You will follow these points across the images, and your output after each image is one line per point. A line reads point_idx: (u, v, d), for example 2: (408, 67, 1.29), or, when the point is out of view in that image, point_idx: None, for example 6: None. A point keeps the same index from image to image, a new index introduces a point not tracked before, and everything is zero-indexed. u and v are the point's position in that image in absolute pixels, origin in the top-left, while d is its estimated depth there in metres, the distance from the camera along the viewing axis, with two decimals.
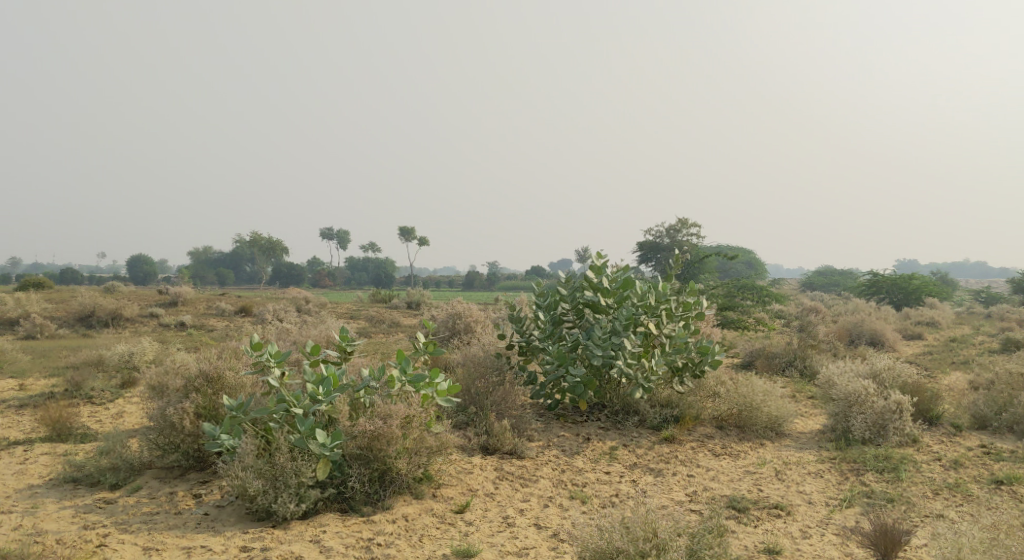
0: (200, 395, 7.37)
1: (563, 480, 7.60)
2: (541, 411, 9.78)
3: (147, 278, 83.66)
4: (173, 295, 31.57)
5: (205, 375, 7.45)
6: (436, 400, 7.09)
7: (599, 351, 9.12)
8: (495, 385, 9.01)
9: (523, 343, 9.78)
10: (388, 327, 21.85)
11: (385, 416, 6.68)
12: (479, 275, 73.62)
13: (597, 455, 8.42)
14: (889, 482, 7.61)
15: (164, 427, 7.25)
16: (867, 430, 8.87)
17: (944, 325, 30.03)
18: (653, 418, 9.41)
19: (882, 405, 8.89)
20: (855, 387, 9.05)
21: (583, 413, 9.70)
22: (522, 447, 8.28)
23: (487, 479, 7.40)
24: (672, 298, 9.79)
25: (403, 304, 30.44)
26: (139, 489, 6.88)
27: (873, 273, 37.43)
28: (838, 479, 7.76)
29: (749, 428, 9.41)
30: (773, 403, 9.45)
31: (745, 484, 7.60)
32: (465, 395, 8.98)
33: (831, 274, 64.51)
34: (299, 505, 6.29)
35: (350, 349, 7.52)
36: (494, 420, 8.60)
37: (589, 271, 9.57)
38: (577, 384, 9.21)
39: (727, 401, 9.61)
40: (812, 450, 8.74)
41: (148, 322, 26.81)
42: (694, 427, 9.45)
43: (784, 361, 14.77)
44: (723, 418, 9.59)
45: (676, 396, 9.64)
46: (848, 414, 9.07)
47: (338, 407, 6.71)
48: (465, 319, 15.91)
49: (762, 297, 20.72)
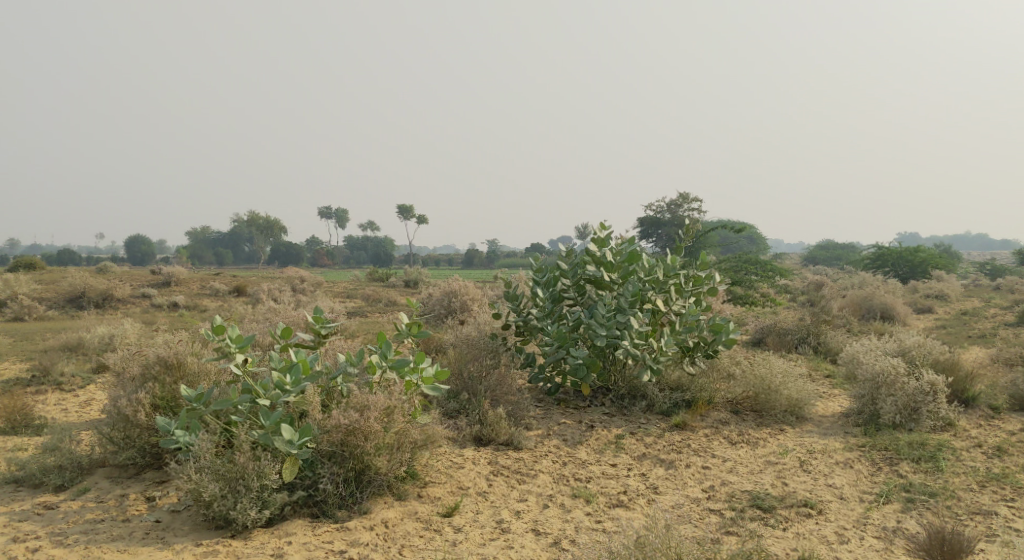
0: (159, 385, 6.60)
1: (565, 475, 6.83)
2: (541, 396, 9.00)
3: (144, 259, 82.94)
4: (165, 275, 30.71)
5: (164, 362, 6.67)
6: (421, 388, 6.39)
7: (603, 331, 8.34)
8: (489, 369, 8.22)
9: (521, 322, 8.98)
10: (384, 306, 21.05)
11: (362, 408, 5.90)
12: (478, 252, 72.75)
13: (601, 445, 7.64)
14: (928, 472, 6.83)
15: (117, 420, 6.46)
16: (898, 413, 8.08)
17: (953, 298, 29.23)
18: (663, 403, 8.60)
19: (914, 386, 8.10)
20: (884, 366, 8.29)
21: (586, 398, 8.91)
22: (519, 437, 7.52)
23: (479, 475, 6.64)
24: (681, 273, 8.99)
25: (399, 283, 29.64)
26: (86, 492, 6.11)
27: (879, 247, 36.54)
28: (870, 470, 6.98)
29: (767, 412, 8.63)
30: (793, 385, 8.67)
31: (768, 478, 6.82)
32: (457, 380, 8.19)
33: (833, 248, 63.68)
34: (262, 512, 5.53)
35: (325, 331, 6.72)
36: (488, 407, 7.82)
37: (591, 244, 8.79)
38: (579, 366, 8.40)
39: (743, 383, 8.83)
40: (837, 436, 7.97)
41: (139, 303, 26.04)
42: (707, 411, 8.62)
43: (797, 338, 13.98)
44: (738, 402, 8.80)
45: (687, 378, 8.85)
46: (876, 397, 8.29)
47: (309, 397, 5.92)
48: (461, 297, 15.11)
49: (768, 272, 19.89)
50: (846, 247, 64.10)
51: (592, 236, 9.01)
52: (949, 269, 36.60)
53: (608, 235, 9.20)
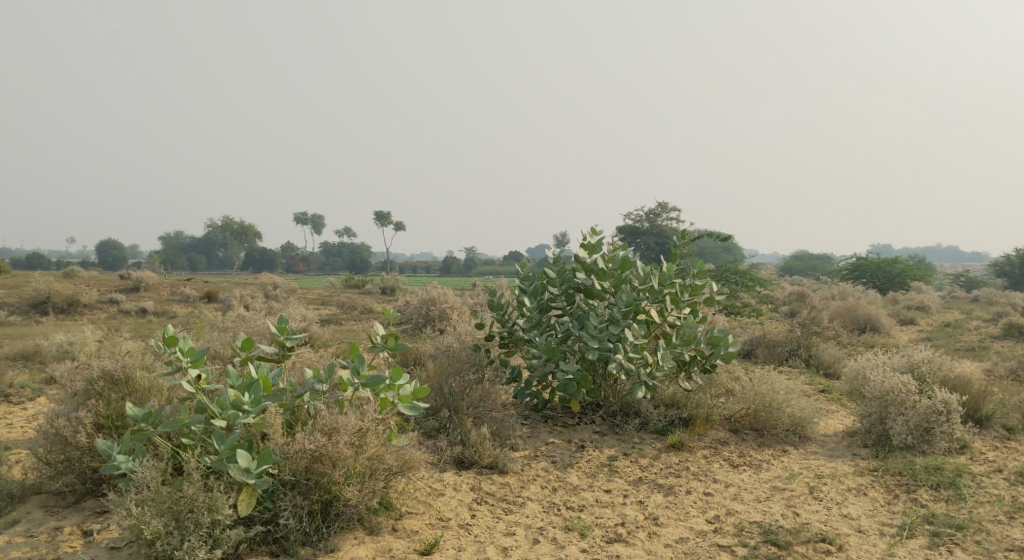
0: (103, 402, 5.89)
1: (555, 503, 6.23)
2: (526, 413, 8.37)
3: (117, 263, 81.23)
4: (134, 281, 29.72)
5: (109, 377, 5.97)
6: (397, 407, 5.79)
7: (595, 343, 7.78)
8: (471, 385, 7.64)
9: (506, 333, 8.37)
10: (359, 314, 20.31)
11: (330, 431, 5.29)
12: (455, 260, 72.09)
13: (594, 468, 7.03)
14: (950, 501, 6.28)
15: (55, 442, 5.73)
16: (909, 435, 7.55)
17: (934, 310, 28.99)
18: (658, 421, 8.00)
19: (926, 405, 7.57)
20: (894, 384, 7.76)
21: (576, 415, 8.30)
22: (504, 459, 6.88)
23: (460, 504, 6.03)
24: (677, 281, 8.45)
25: (375, 289, 28.91)
26: (14, 524, 5.38)
27: (857, 258, 36.37)
28: (886, 497, 6.42)
29: (768, 431, 8.04)
30: (795, 402, 8.11)
31: (777, 506, 6.25)
32: (436, 397, 7.56)
33: (810, 259, 63.83)
34: (213, 552, 4.83)
35: (290, 344, 6.05)
36: (471, 427, 7.18)
37: (582, 251, 8.23)
38: (569, 382, 7.81)
39: (742, 399, 8.26)
40: (844, 459, 7.44)
41: (107, 309, 25.09)
42: (705, 430, 8.03)
43: (786, 351, 13.51)
44: (737, 420, 8.16)
45: (683, 394, 8.24)
46: (885, 416, 7.77)
47: (270, 420, 5.28)
48: (440, 306, 14.46)
49: (751, 283, 19.46)
50: (822, 258, 64.19)
51: (583, 241, 8.47)
52: (927, 280, 36.49)
53: (600, 241, 8.65)
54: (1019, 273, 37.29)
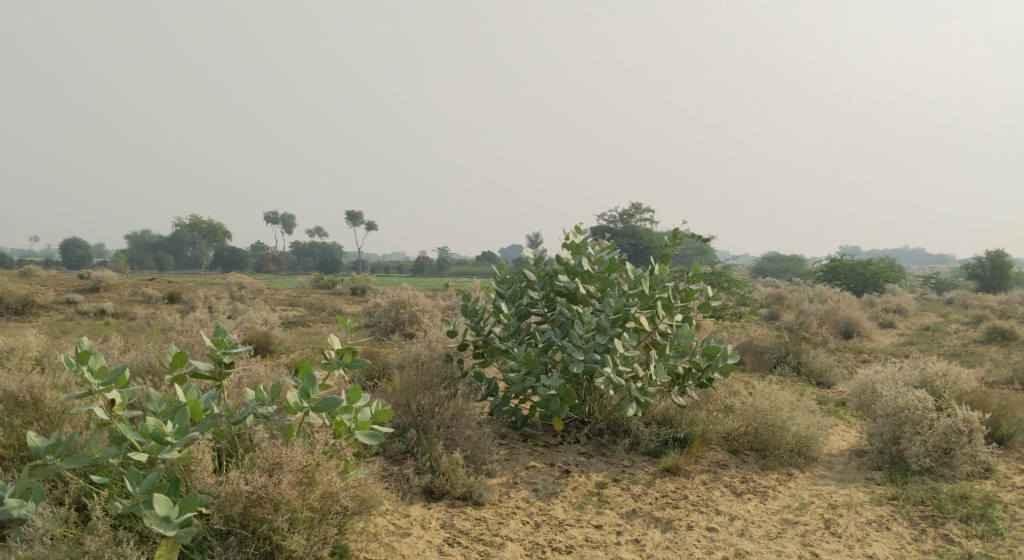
0: (5, 430, 4.99)
1: (539, 544, 5.48)
2: (503, 431, 7.52)
3: (81, 262, 79.02)
4: (93, 281, 28.37)
5: (14, 399, 5.10)
6: (355, 434, 4.97)
7: (580, 355, 6.96)
8: (443, 401, 6.78)
9: (480, 343, 7.54)
10: (326, 315, 19.34)
11: (272, 467, 4.50)
12: (427, 259, 71.01)
13: (580, 498, 6.23)
14: (985, 538, 5.59)
15: None
16: (927, 457, 6.82)
17: (911, 313, 28.54)
18: (650, 442, 7.18)
19: (945, 424, 6.85)
20: (909, 400, 7.07)
21: (558, 434, 7.47)
22: (479, 489, 6.05)
23: (429, 547, 5.24)
24: (670, 286, 7.69)
25: (344, 289, 27.86)
26: None
27: (831, 259, 36.04)
28: (913, 533, 5.72)
29: (770, 452, 7.28)
30: (801, 420, 7.34)
31: (792, 548, 5.57)
32: (403, 415, 6.72)
33: (781, 261, 63.68)
34: None
35: (229, 359, 5.18)
36: (442, 451, 6.32)
37: (565, 252, 7.48)
38: (551, 398, 6.98)
39: (741, 416, 7.52)
40: (857, 484, 6.72)
41: (62, 310, 23.83)
42: (703, 452, 7.26)
43: (775, 358, 12.80)
44: (735, 439, 7.49)
45: (677, 410, 7.43)
46: (899, 435, 7.06)
47: (197, 454, 4.42)
48: (410, 309, 13.55)
49: (730, 285, 18.83)
50: (795, 259, 64.03)
51: (566, 241, 7.74)
52: (901, 283, 36.26)
53: (584, 241, 7.92)
54: (992, 275, 37.07)
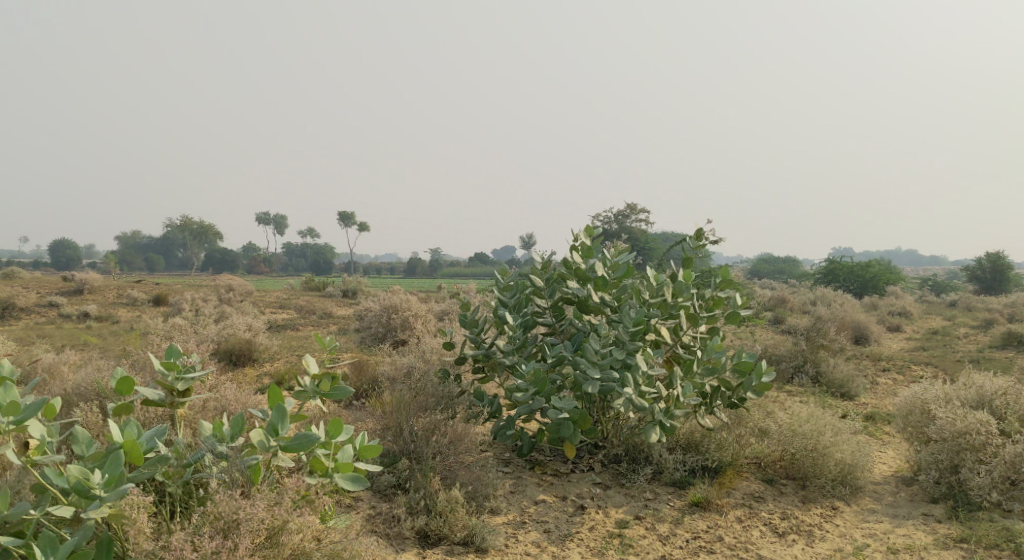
0: None
1: None
2: (507, 456, 6.64)
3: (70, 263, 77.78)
4: (76, 281, 27.40)
5: None
6: (334, 481, 4.08)
7: (596, 373, 6.02)
8: (440, 425, 5.90)
9: (480, 357, 6.65)
10: (315, 318, 18.46)
11: (229, 524, 3.65)
12: (420, 260, 70.17)
13: (600, 541, 5.36)
14: None
15: None
16: (994, 490, 5.96)
17: (917, 316, 27.76)
18: (674, 470, 6.29)
19: (1014, 450, 6.00)
20: (970, 423, 6.21)
21: (569, 461, 6.59)
22: (482, 532, 5.18)
23: None
24: (694, 294, 6.79)
25: (335, 292, 26.95)
26: None
27: (830, 260, 35.32)
28: None
29: (812, 482, 6.40)
30: (845, 445, 6.47)
31: None
32: (395, 440, 5.83)
33: (776, 263, 62.93)
34: None
35: (183, 385, 4.29)
36: (438, 485, 5.45)
37: (575, 255, 6.61)
38: (563, 422, 6.05)
39: (777, 440, 6.65)
40: (914, 520, 5.88)
41: (43, 313, 22.89)
42: (735, 482, 6.37)
43: (793, 368, 11.93)
44: (769, 467, 6.61)
45: (703, 434, 6.56)
46: (959, 463, 6.22)
47: (134, 511, 3.55)
48: (403, 314, 12.62)
49: None
50: (791, 260, 63.36)
51: (576, 243, 6.88)
52: (903, 285, 35.51)
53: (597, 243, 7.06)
54: (993, 277, 36.36)
